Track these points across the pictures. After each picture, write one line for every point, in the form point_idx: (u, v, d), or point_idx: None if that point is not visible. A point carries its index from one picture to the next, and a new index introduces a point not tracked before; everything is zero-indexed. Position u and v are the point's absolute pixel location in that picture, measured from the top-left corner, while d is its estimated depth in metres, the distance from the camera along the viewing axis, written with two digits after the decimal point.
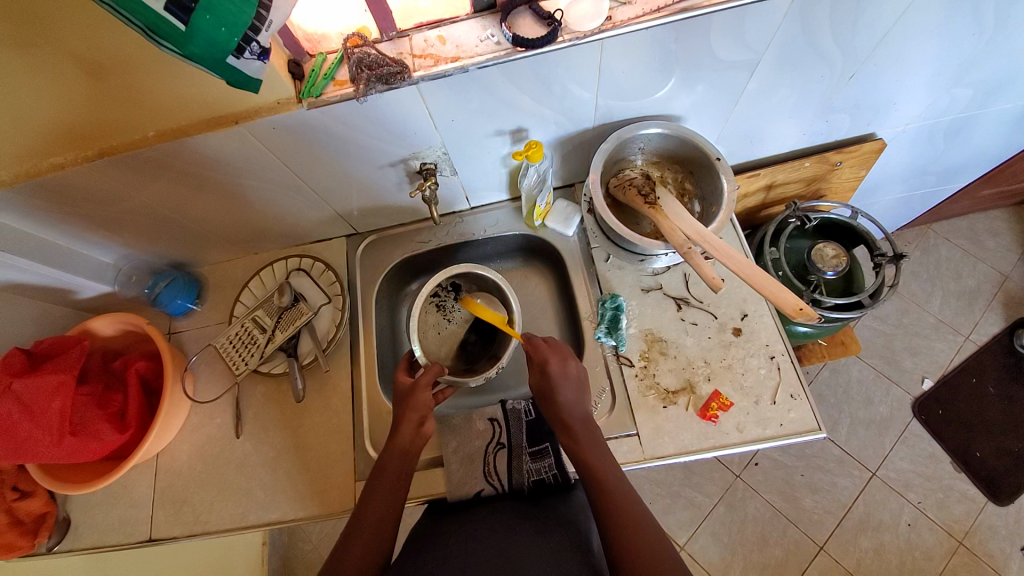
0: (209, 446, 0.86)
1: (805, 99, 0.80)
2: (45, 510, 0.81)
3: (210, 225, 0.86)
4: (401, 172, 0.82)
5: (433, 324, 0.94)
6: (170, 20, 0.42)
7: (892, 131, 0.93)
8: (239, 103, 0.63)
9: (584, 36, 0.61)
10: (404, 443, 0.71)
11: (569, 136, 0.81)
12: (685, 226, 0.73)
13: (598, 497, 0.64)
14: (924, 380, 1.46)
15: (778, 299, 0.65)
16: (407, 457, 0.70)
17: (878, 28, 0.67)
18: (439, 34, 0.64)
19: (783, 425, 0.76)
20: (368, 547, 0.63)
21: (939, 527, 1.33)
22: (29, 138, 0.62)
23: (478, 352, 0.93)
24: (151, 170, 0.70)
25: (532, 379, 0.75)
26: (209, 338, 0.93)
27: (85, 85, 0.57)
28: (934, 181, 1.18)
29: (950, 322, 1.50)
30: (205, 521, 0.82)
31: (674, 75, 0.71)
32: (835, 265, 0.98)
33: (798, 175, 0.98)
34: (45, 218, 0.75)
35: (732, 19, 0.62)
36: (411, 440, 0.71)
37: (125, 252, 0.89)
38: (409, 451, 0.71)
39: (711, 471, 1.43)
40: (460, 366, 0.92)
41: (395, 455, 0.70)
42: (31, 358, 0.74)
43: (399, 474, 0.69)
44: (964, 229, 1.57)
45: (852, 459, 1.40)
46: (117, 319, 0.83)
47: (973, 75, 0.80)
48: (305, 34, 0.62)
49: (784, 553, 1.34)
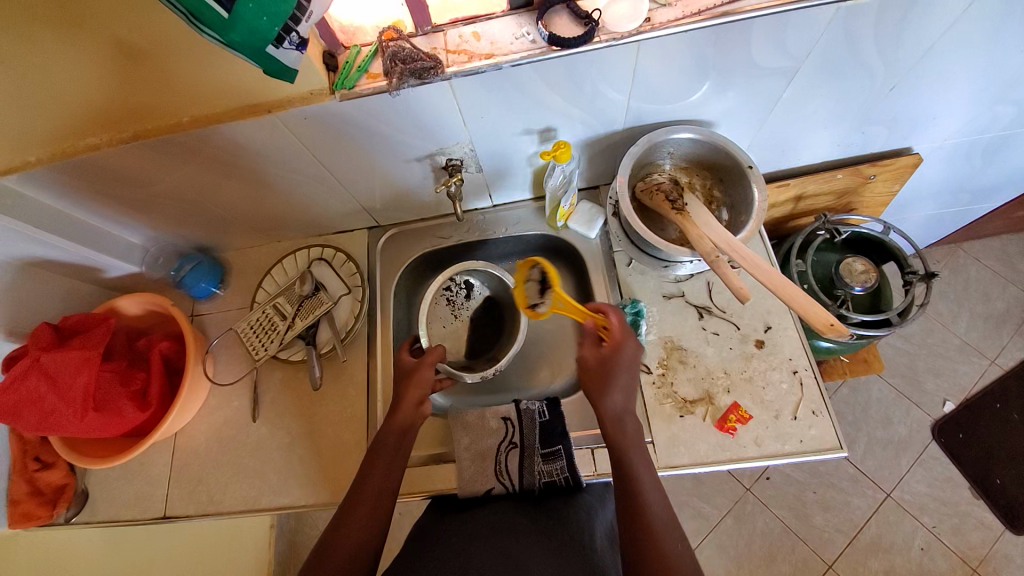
0: (226, 429, 0.87)
1: (842, 109, 0.78)
2: (64, 482, 0.84)
3: (237, 212, 0.87)
4: (427, 167, 0.82)
5: (440, 317, 0.96)
6: (213, 7, 0.42)
7: (929, 146, 0.90)
8: (273, 93, 0.64)
9: (620, 37, 0.60)
10: (403, 419, 0.73)
11: (597, 138, 0.80)
12: (713, 235, 0.72)
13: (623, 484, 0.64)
14: (945, 402, 1.42)
15: (808, 314, 0.63)
16: (404, 433, 0.72)
17: (925, 39, 0.65)
18: (474, 29, 0.64)
19: (803, 442, 0.75)
20: (366, 521, 0.64)
21: (953, 553, 1.30)
22: (65, 119, 0.63)
23: (482, 351, 0.94)
24: (182, 155, 0.71)
25: (588, 353, 0.74)
26: (231, 322, 0.94)
27: (124, 68, 0.58)
28: (969, 199, 1.14)
29: (976, 345, 1.46)
30: (218, 501, 0.83)
31: (709, 80, 0.69)
32: (863, 280, 0.96)
33: (829, 187, 0.95)
34: (79, 197, 0.76)
35: (773, 25, 0.61)
36: (410, 416, 0.74)
37: (152, 234, 0.91)
38: (408, 428, 0.73)
39: (720, 483, 1.41)
40: (461, 362, 0.93)
41: (393, 431, 0.72)
42: (59, 333, 0.76)
43: (397, 449, 0.71)
44: (996, 249, 1.53)
45: (867, 479, 1.37)
46: (143, 300, 0.84)
47: (1019, 92, 0.77)
48: (340, 26, 0.63)
49: (791, 570, 1.32)
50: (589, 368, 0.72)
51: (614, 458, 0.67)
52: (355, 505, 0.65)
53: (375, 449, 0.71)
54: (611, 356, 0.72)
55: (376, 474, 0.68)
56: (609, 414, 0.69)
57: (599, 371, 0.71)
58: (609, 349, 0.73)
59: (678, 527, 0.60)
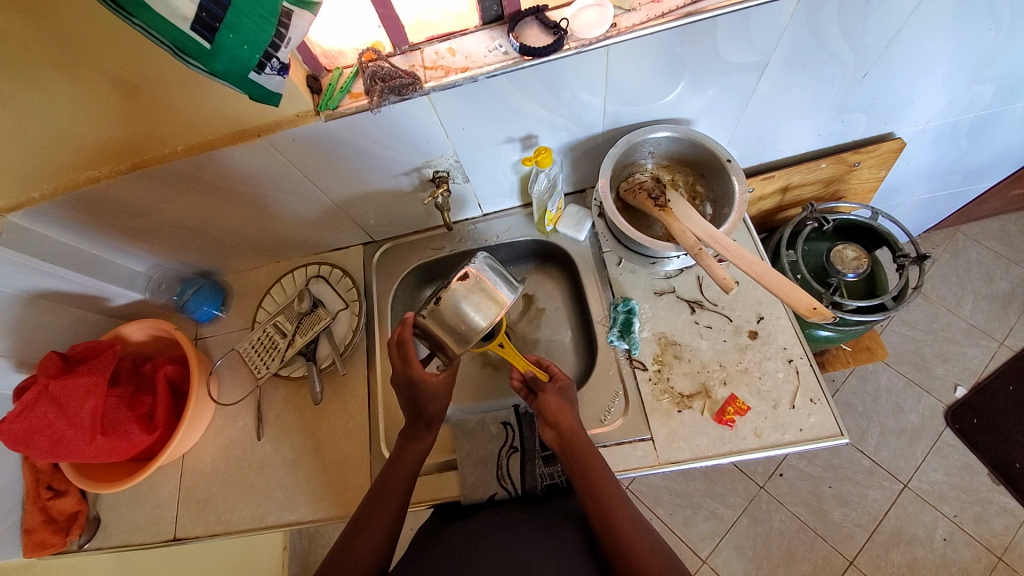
0: (232, 448, 0.89)
1: (818, 100, 0.79)
2: (77, 508, 0.86)
3: (235, 235, 0.90)
4: (414, 181, 0.84)
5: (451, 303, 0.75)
6: (196, 39, 0.45)
7: (910, 130, 0.91)
8: (262, 117, 0.66)
9: (589, 43, 0.63)
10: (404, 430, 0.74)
11: (579, 141, 0.82)
12: (696, 229, 0.73)
13: (594, 499, 0.65)
14: (956, 388, 1.40)
15: (792, 300, 0.64)
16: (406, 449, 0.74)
17: (889, 25, 0.67)
18: (450, 46, 0.67)
19: (803, 430, 0.75)
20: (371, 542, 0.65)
21: (977, 542, 1.27)
22: (66, 155, 0.66)
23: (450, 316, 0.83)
24: (180, 183, 0.74)
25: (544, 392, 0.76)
26: (233, 343, 0.96)
27: (120, 103, 0.61)
28: (960, 180, 1.14)
29: (983, 327, 1.44)
30: (226, 521, 0.84)
31: (682, 80, 0.71)
32: (856, 266, 0.96)
33: (814, 176, 0.96)
34: (83, 228, 0.79)
35: (737, 23, 0.63)
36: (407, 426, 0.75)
37: (155, 261, 0.94)
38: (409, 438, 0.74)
39: (733, 481, 1.40)
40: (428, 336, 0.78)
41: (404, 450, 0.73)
42: (67, 361, 0.79)
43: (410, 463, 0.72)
44: (996, 230, 1.52)
45: (882, 470, 1.35)
46: (147, 325, 0.87)
47: (993, 70, 0.79)
48: (322, 51, 0.65)
49: (811, 569, 1.29)
50: (548, 399, 0.74)
51: (580, 478, 0.67)
52: (368, 516, 0.67)
53: (393, 464, 0.72)
54: (560, 386, 0.76)
55: (391, 483, 0.70)
56: (572, 435, 0.71)
57: (556, 397, 0.75)
58: (558, 382, 0.77)
59: (660, 540, 0.63)
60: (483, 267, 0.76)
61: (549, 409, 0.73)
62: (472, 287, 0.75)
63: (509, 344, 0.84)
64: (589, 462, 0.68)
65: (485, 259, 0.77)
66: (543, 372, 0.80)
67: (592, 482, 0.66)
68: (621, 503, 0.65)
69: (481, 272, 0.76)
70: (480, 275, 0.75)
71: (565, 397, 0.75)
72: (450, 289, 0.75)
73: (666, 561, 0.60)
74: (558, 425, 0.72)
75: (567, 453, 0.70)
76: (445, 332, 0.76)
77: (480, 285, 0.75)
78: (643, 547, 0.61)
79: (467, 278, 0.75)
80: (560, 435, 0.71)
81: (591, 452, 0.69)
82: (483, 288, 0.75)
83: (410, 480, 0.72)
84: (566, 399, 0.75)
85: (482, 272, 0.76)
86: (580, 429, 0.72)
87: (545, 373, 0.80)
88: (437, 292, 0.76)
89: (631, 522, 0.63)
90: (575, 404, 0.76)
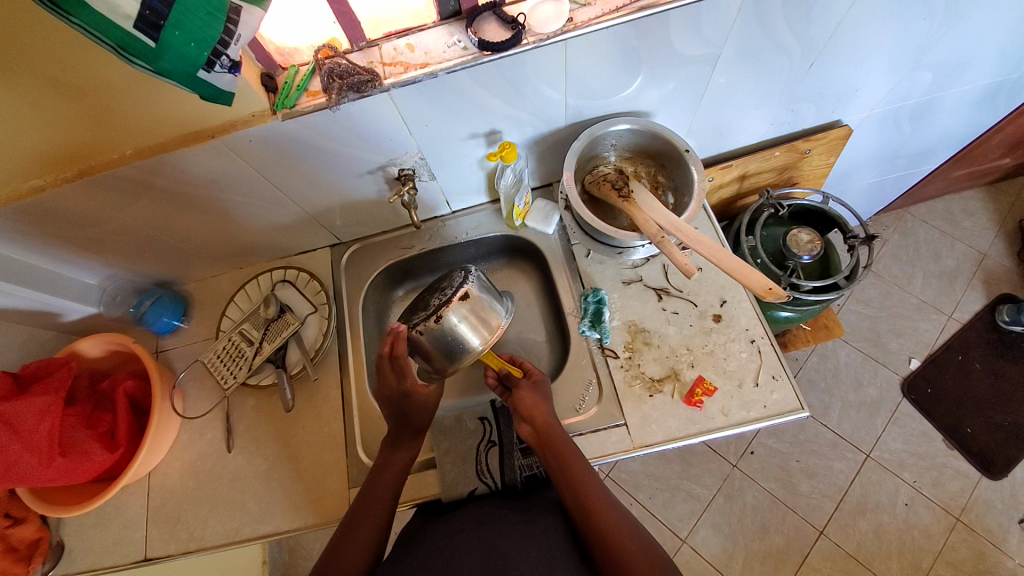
0: (201, 462, 0.86)
1: (770, 89, 0.83)
2: (39, 535, 0.82)
3: (195, 242, 0.87)
4: (379, 179, 0.83)
5: (449, 325, 0.74)
6: (139, 37, 0.43)
7: (857, 116, 0.96)
8: (215, 118, 0.64)
9: (546, 38, 0.64)
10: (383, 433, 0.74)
11: (543, 135, 0.83)
12: (658, 218, 0.76)
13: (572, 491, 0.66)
14: (911, 360, 1.48)
15: (749, 281, 0.67)
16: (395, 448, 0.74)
17: (832, 17, 0.70)
18: (408, 41, 0.66)
19: (767, 406, 0.78)
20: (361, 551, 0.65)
21: (935, 504, 1.35)
22: (6, 164, 0.63)
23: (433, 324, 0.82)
24: (131, 190, 0.71)
25: (520, 388, 0.76)
26: (197, 354, 0.93)
27: (61, 106, 0.58)
28: (906, 164, 1.21)
29: (933, 302, 1.53)
30: (199, 537, 0.81)
31: (640, 73, 0.73)
32: (810, 249, 1.00)
33: (770, 164, 1.00)
34: (27, 241, 0.75)
35: (689, 16, 0.65)
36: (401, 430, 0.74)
37: (110, 272, 0.90)
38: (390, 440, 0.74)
39: (707, 462, 1.44)
40: (418, 350, 0.77)
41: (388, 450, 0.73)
42: (18, 381, 0.75)
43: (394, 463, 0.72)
44: (940, 210, 1.61)
45: (846, 442, 1.42)
46: (104, 339, 0.83)
47: (929, 58, 0.83)
48: (276, 48, 0.64)
49: (784, 541, 1.34)
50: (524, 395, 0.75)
51: (558, 470, 0.68)
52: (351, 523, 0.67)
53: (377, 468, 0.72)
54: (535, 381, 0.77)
55: (375, 487, 0.70)
56: (547, 428, 0.72)
57: (531, 393, 0.75)
58: (535, 378, 0.78)
59: (637, 525, 0.65)
60: (478, 285, 0.77)
61: (524, 404, 0.74)
62: (469, 307, 0.76)
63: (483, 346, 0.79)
64: (566, 454, 0.69)
65: (480, 278, 0.78)
66: (516, 368, 0.80)
67: (570, 474, 0.67)
68: (599, 492, 0.67)
69: (477, 292, 0.77)
70: (477, 295, 0.77)
71: (542, 393, 0.76)
72: (450, 308, 0.74)
73: (642, 543, 0.62)
74: (534, 419, 0.72)
75: (544, 446, 0.71)
76: (440, 351, 0.76)
77: (477, 306, 0.76)
78: (621, 534, 0.62)
79: (465, 299, 0.75)
80: (537, 431, 0.72)
81: (568, 444, 0.70)
82: (480, 310, 0.77)
83: (397, 481, 0.71)
84: (541, 395, 0.76)
85: (478, 292, 0.77)
86: (555, 421, 0.73)
87: (519, 369, 0.80)
88: (436, 309, 0.75)
89: (608, 510, 0.65)
90: (550, 398, 0.77)
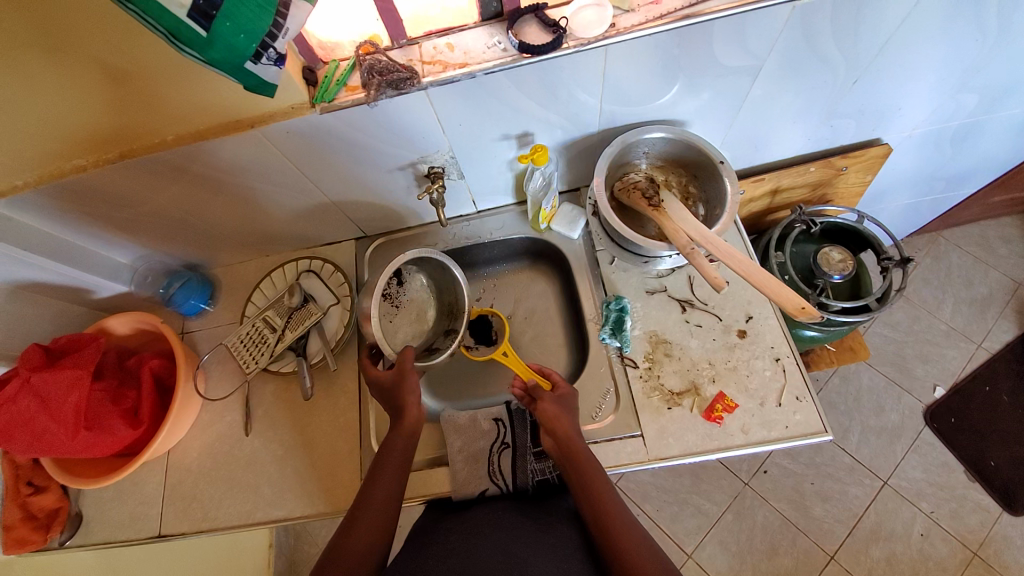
0: (220, 444, 0.88)
1: (810, 105, 0.81)
2: (58, 505, 0.83)
3: (226, 228, 0.89)
4: (409, 176, 0.83)
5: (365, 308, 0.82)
6: (192, 27, 0.44)
7: (899, 135, 0.93)
8: (254, 108, 0.65)
9: (587, 42, 0.63)
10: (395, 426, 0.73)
11: (575, 140, 0.83)
12: (689, 228, 0.74)
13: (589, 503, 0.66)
14: (936, 388, 1.44)
15: (781, 297, 0.66)
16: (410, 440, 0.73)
17: (881, 34, 0.68)
18: (448, 41, 0.66)
19: (789, 427, 0.76)
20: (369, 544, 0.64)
21: (952, 537, 1.31)
22: (52, 143, 0.65)
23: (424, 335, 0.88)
24: (168, 174, 0.72)
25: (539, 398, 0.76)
26: (221, 337, 0.95)
27: (108, 91, 0.60)
28: (944, 186, 1.17)
29: (962, 330, 1.48)
30: (214, 517, 0.83)
31: (678, 81, 0.72)
32: (841, 268, 0.98)
33: (803, 180, 0.98)
34: (67, 218, 0.77)
35: (734, 26, 0.64)
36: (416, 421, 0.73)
37: (142, 253, 0.92)
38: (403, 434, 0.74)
39: (719, 478, 1.42)
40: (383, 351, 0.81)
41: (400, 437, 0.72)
42: (49, 352, 0.76)
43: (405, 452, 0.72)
44: (976, 235, 1.56)
45: (863, 467, 1.38)
46: (131, 318, 0.85)
47: (977, 80, 0.81)
48: (319, 42, 0.65)
49: (793, 562, 1.32)
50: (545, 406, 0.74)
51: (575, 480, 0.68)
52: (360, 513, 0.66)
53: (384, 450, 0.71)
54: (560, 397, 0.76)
55: (380, 480, 0.69)
56: (565, 437, 0.71)
57: (551, 403, 0.75)
58: (562, 392, 0.77)
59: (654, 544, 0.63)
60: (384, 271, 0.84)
61: (545, 415, 0.73)
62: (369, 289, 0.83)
63: (513, 352, 0.83)
64: (584, 464, 0.69)
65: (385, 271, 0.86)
66: (545, 380, 0.79)
67: (587, 485, 0.67)
68: (616, 505, 0.66)
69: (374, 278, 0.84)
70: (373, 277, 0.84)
71: (564, 403, 0.75)
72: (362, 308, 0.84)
73: (658, 562, 0.61)
74: (552, 426, 0.72)
75: (561, 456, 0.70)
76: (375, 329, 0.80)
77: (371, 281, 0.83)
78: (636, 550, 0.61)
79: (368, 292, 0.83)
80: (554, 438, 0.72)
81: (586, 455, 0.70)
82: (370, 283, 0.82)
83: (400, 477, 0.70)
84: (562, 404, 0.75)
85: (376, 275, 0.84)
86: (575, 432, 0.73)
87: (546, 381, 0.79)
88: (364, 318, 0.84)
89: (624, 526, 0.64)
90: (574, 412, 0.76)
